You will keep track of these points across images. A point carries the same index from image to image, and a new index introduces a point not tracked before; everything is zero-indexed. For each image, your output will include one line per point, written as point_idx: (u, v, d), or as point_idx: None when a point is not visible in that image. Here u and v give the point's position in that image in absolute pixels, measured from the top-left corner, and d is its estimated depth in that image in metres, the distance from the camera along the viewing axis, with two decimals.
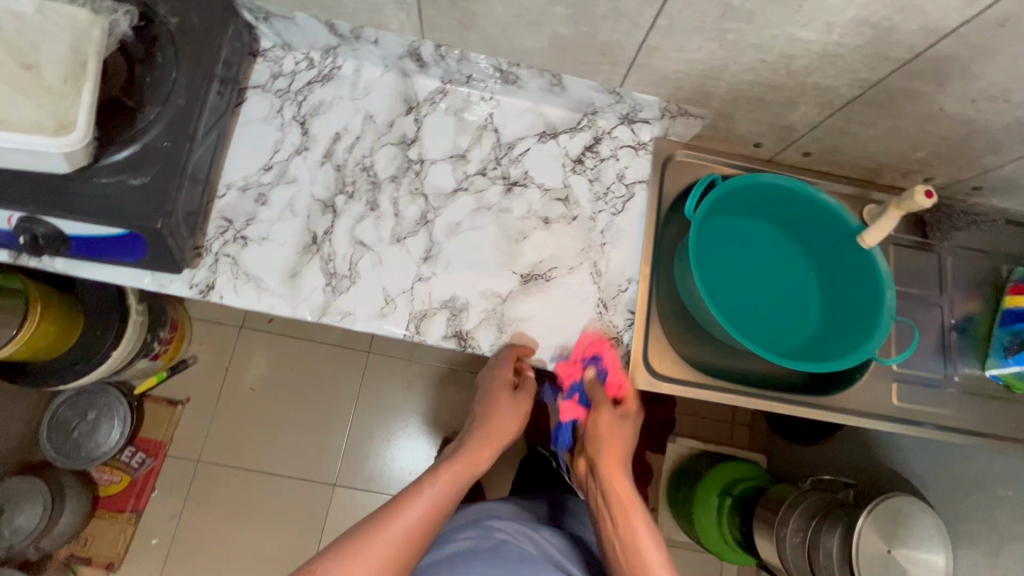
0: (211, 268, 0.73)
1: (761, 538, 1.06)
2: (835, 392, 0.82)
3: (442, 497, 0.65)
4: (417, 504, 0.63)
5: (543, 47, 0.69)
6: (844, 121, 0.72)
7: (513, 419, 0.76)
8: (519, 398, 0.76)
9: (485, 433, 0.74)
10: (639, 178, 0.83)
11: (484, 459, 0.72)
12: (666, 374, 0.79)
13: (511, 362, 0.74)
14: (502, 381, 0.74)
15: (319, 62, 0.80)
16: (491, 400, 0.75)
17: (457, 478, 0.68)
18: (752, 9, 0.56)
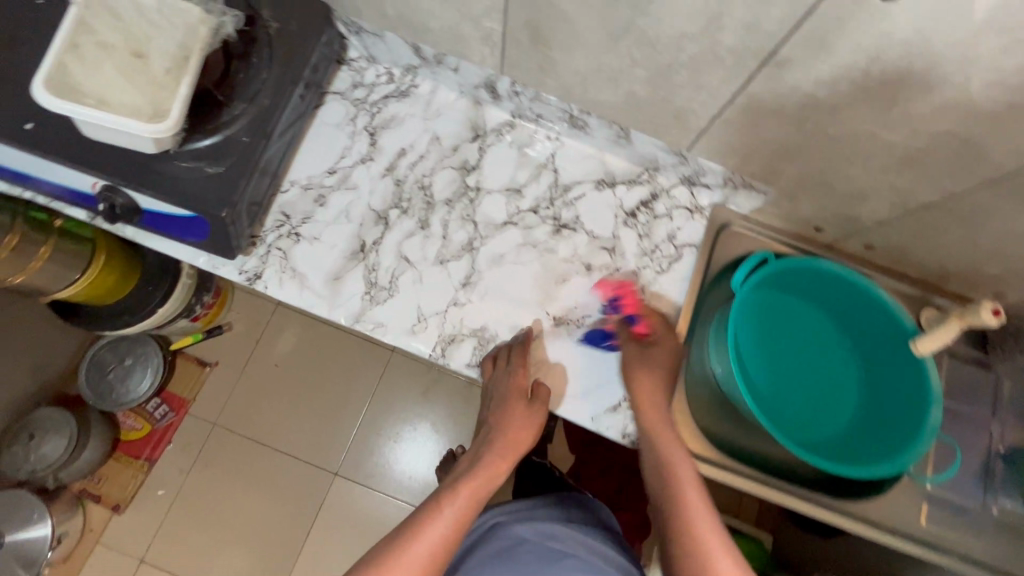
0: (261, 258, 0.76)
1: None
2: (861, 498, 0.78)
3: (463, 517, 0.65)
4: (435, 524, 0.63)
5: (616, 101, 0.69)
6: (915, 225, 0.69)
7: (525, 429, 0.74)
8: (533, 407, 0.74)
9: (501, 446, 0.73)
10: (691, 241, 0.82)
11: (502, 469, 0.72)
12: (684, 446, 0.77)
13: (520, 370, 0.74)
14: (514, 391, 0.73)
15: (398, 78, 0.83)
16: (505, 415, 0.74)
17: (474, 495, 0.68)
18: (836, 104, 0.54)
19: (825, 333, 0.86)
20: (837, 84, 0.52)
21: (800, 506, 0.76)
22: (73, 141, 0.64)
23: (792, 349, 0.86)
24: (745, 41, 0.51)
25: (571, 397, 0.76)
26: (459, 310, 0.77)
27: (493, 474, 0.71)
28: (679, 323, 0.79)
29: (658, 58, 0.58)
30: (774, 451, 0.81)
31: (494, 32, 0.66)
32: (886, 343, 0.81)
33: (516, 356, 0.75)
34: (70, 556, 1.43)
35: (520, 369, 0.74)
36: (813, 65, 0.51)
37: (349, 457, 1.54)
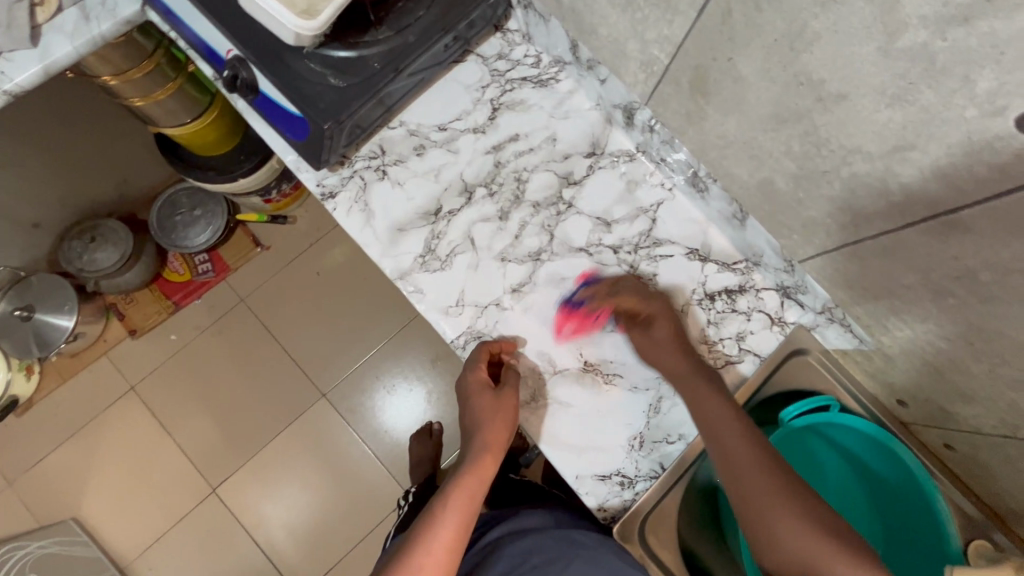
0: (342, 179, 0.77)
1: None
2: None
3: (459, 528, 0.66)
4: (428, 546, 0.64)
5: (750, 182, 0.63)
6: (1017, 454, 0.59)
7: (500, 420, 0.71)
8: (502, 396, 0.71)
9: (481, 440, 0.72)
10: (757, 349, 0.75)
11: (488, 465, 0.72)
12: (654, 547, 0.71)
13: (480, 360, 0.71)
14: (477, 384, 0.71)
15: (543, 66, 0.80)
16: (480, 412, 0.71)
17: (464, 511, 0.67)
18: (993, 293, 0.46)
19: (853, 511, 0.78)
20: (1007, 276, 0.44)
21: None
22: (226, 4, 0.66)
23: None
24: (926, 184, 0.44)
25: (564, 444, 0.72)
26: (498, 312, 0.75)
27: (482, 474, 0.71)
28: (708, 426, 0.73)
29: (817, 160, 0.52)
30: None
31: (658, 62, 0.62)
32: (913, 551, 0.73)
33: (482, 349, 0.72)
34: (78, 355, 1.53)
35: (478, 360, 0.71)
36: (990, 242, 0.43)
37: (341, 386, 1.56)
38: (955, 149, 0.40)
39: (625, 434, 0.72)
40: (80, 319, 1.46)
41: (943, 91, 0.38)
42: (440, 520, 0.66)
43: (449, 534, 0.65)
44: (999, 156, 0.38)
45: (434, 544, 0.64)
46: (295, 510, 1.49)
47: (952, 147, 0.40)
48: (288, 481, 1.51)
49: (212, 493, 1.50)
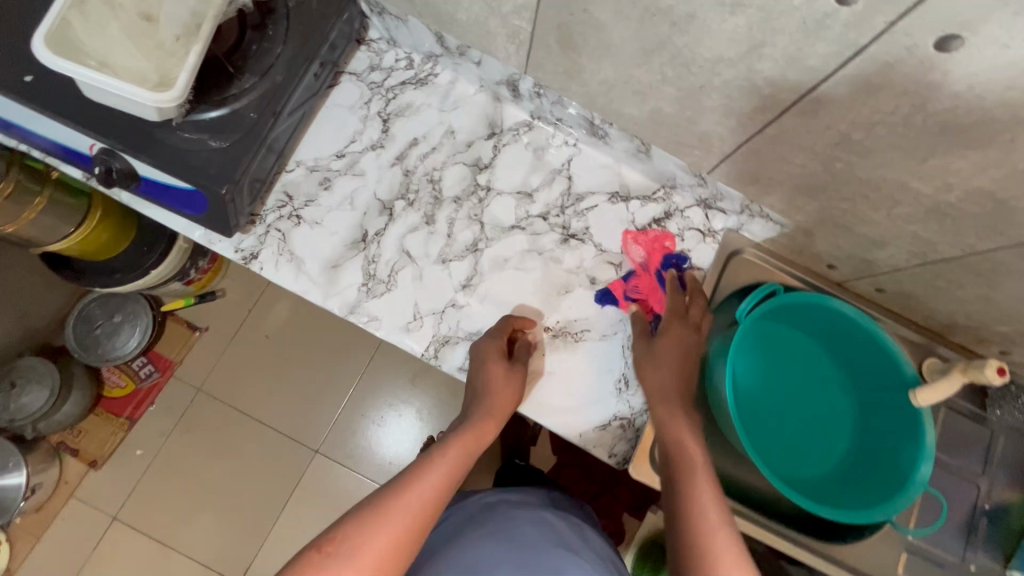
0: (260, 238, 0.74)
1: None
2: (840, 542, 0.78)
3: (451, 475, 0.59)
4: (420, 486, 0.57)
5: (641, 116, 0.67)
6: (930, 275, 0.67)
7: (509, 387, 0.69)
8: (514, 371, 0.70)
9: (488, 404, 0.67)
10: (699, 264, 0.80)
11: (492, 430, 0.66)
12: None
13: (499, 334, 0.72)
14: (491, 353, 0.70)
15: (417, 65, 0.80)
16: (489, 378, 0.69)
17: (464, 451, 0.62)
18: (870, 147, 0.52)
19: (815, 361, 0.85)
20: (874, 129, 0.50)
21: (776, 542, 0.76)
22: (71, 100, 0.62)
23: (785, 378, 0.85)
24: (786, 73, 0.49)
25: (561, 409, 0.75)
26: (457, 312, 0.76)
27: (484, 431, 0.65)
28: None
29: (690, 79, 0.56)
30: (759, 484, 0.80)
31: (522, 30, 0.64)
32: (883, 390, 0.80)
33: (497, 326, 0.74)
34: (43, 507, 1.42)
35: (498, 334, 0.72)
36: (853, 105, 0.48)
37: (331, 438, 1.53)
38: (797, 35, 0.45)
39: (611, 380, 0.76)
40: (31, 470, 1.35)
41: None
42: (434, 462, 0.59)
43: (446, 473, 0.58)
44: (834, 29, 0.42)
45: (427, 484, 0.57)
46: None
47: (794, 34, 0.45)
48: None
49: None
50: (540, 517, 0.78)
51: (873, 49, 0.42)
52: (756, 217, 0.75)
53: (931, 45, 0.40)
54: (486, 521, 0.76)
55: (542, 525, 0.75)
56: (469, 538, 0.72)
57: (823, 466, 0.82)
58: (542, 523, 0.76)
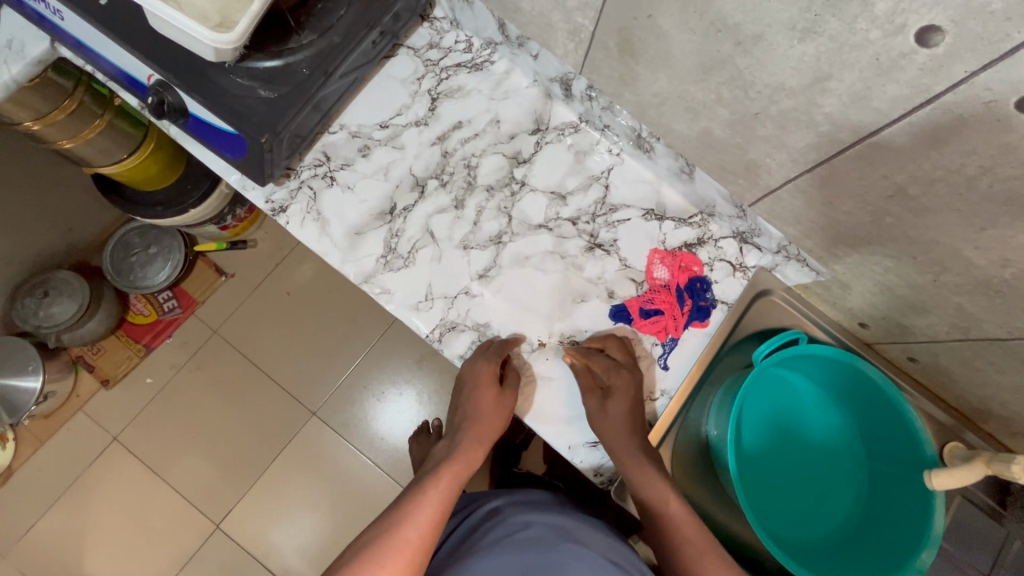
0: (291, 192, 0.75)
1: None
2: None
3: (441, 511, 0.62)
4: (415, 520, 0.59)
5: (691, 136, 0.65)
6: (969, 354, 0.63)
7: (497, 415, 0.71)
8: (505, 396, 0.71)
9: (474, 432, 0.72)
10: (724, 298, 0.77)
11: (477, 457, 0.71)
12: None
13: (497, 356, 0.71)
14: (485, 375, 0.70)
15: (475, 50, 0.80)
16: (479, 403, 0.71)
17: (449, 482, 0.66)
18: (925, 205, 0.49)
19: (828, 419, 0.81)
20: (933, 185, 0.46)
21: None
22: (138, 28, 0.64)
23: (793, 432, 0.81)
24: (848, 112, 0.46)
25: (557, 418, 0.73)
26: (469, 301, 0.75)
27: (468, 460, 0.70)
28: (684, 382, 0.74)
29: (746, 104, 0.54)
30: (746, 535, 0.76)
31: (583, 29, 0.63)
32: (896, 465, 0.75)
33: (496, 346, 0.72)
34: (53, 414, 1.48)
35: (495, 355, 0.71)
36: (915, 157, 0.45)
37: (330, 405, 1.55)
38: (867, 72, 0.42)
39: None
40: (47, 378, 1.40)
41: (846, 18, 0.40)
42: (425, 500, 0.62)
43: (437, 506, 0.62)
44: (908, 73, 0.40)
45: (420, 519, 0.59)
46: (301, 532, 1.47)
47: (864, 71, 0.42)
48: (289, 504, 1.49)
49: (216, 529, 1.47)
50: (553, 519, 0.75)
51: (948, 98, 0.40)
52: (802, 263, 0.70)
53: (1011, 104, 0.37)
54: (498, 528, 0.75)
55: (557, 527, 0.74)
56: (484, 546, 0.72)
57: (817, 534, 0.77)
58: (557, 525, 0.74)
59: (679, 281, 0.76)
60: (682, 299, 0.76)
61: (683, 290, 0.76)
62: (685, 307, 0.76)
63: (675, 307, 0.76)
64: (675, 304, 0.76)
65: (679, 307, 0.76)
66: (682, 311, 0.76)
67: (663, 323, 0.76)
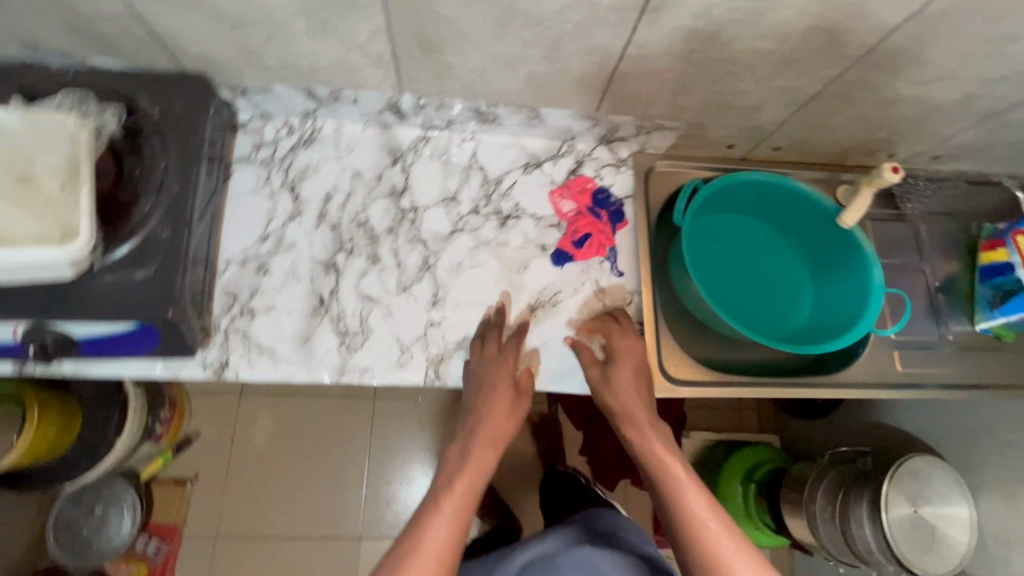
0: (222, 346, 0.73)
1: (791, 517, 1.24)
2: (842, 367, 0.86)
3: (459, 523, 0.62)
4: (432, 541, 0.59)
5: (521, 86, 0.72)
6: (808, 117, 0.76)
7: (508, 418, 0.72)
8: (520, 396, 0.74)
9: (488, 438, 0.70)
10: (624, 193, 0.86)
11: (492, 461, 0.70)
12: (683, 378, 0.81)
13: (511, 358, 0.75)
14: (501, 376, 0.73)
15: (298, 126, 0.82)
16: (486, 408, 0.72)
17: (467, 492, 0.65)
18: (715, 30, 0.59)
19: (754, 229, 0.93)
20: (711, 13, 0.57)
21: (799, 392, 0.81)
22: None
23: (739, 255, 0.92)
24: None
25: (572, 369, 0.79)
26: (438, 328, 0.78)
27: (485, 467, 0.69)
28: (643, 273, 0.83)
29: (548, 33, 0.61)
30: (760, 352, 0.87)
31: (385, 53, 0.67)
32: (818, 228, 0.89)
33: (498, 346, 0.76)
34: None
35: (507, 355, 0.75)
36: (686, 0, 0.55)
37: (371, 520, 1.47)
38: None
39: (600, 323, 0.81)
40: None
41: None
42: (437, 516, 0.62)
43: (455, 517, 0.62)
44: None
45: (434, 540, 0.60)
46: None
47: None
48: None
49: None
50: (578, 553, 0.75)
51: None
52: (664, 129, 0.81)
53: None
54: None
55: (583, 558, 0.74)
56: None
57: (797, 317, 0.90)
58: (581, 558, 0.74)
59: (586, 202, 0.85)
60: (597, 214, 0.85)
61: (592, 206, 0.85)
62: (603, 218, 0.85)
63: (596, 223, 0.84)
64: (594, 220, 0.84)
65: (600, 221, 0.84)
66: (603, 222, 0.84)
67: (597, 240, 0.84)
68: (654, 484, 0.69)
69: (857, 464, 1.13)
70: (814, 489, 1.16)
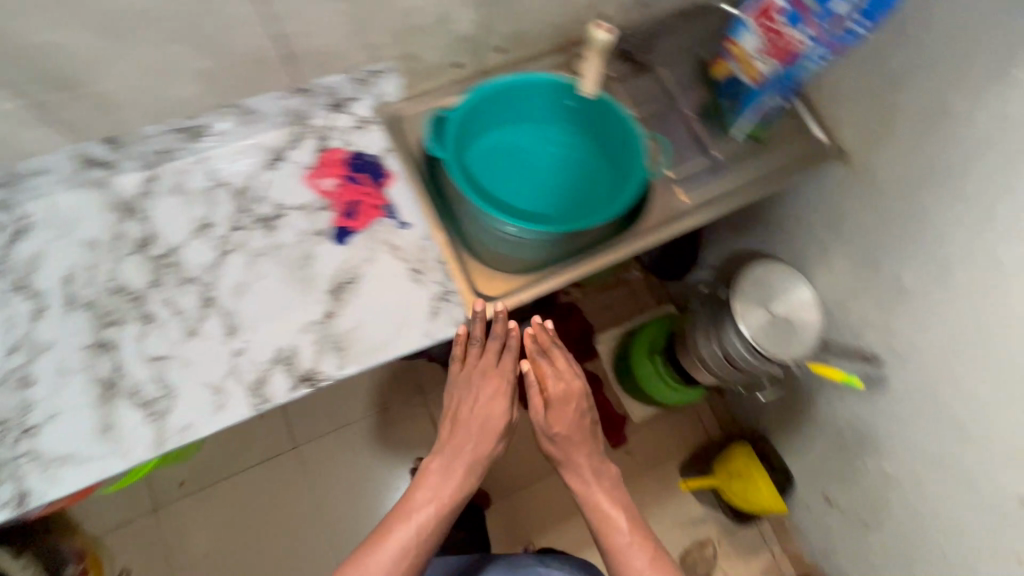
0: (13, 478, 0.66)
1: (696, 370, 1.33)
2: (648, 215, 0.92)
3: (427, 530, 0.74)
4: (391, 549, 0.71)
5: (194, 84, 0.70)
6: (494, 10, 0.78)
7: (490, 433, 0.81)
8: (509, 402, 0.83)
9: (476, 447, 0.81)
10: (379, 149, 0.85)
11: (471, 476, 0.80)
12: (515, 293, 0.84)
13: (491, 361, 0.82)
14: (487, 389, 0.82)
15: (6, 222, 0.75)
16: (469, 410, 0.82)
17: (441, 499, 0.76)
18: None
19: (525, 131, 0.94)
20: None
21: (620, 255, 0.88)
22: None
23: (523, 163, 0.95)
24: None
25: (392, 332, 0.79)
26: (245, 355, 0.74)
27: (470, 474, 0.80)
28: (427, 216, 0.84)
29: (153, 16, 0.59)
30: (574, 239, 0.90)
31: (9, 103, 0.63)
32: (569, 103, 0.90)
33: (463, 341, 0.82)
34: None
35: (488, 364, 0.82)
36: None
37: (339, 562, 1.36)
38: None
39: (405, 279, 0.82)
40: None
41: None
42: (408, 523, 0.74)
43: (424, 522, 0.74)
44: None
45: (404, 543, 0.72)
46: None
47: None
48: None
49: None
50: None
51: None
52: (383, 72, 0.82)
53: None
54: None
55: None
56: None
57: (603, 196, 0.93)
58: None
59: (339, 172, 0.83)
60: (354, 179, 0.83)
61: (347, 173, 0.83)
62: (363, 180, 0.83)
63: (356, 187, 0.83)
64: (353, 186, 0.83)
65: (361, 185, 0.83)
66: (364, 184, 0.83)
67: (365, 203, 0.83)
68: (589, 506, 0.83)
69: (715, 297, 1.25)
70: (693, 335, 1.27)
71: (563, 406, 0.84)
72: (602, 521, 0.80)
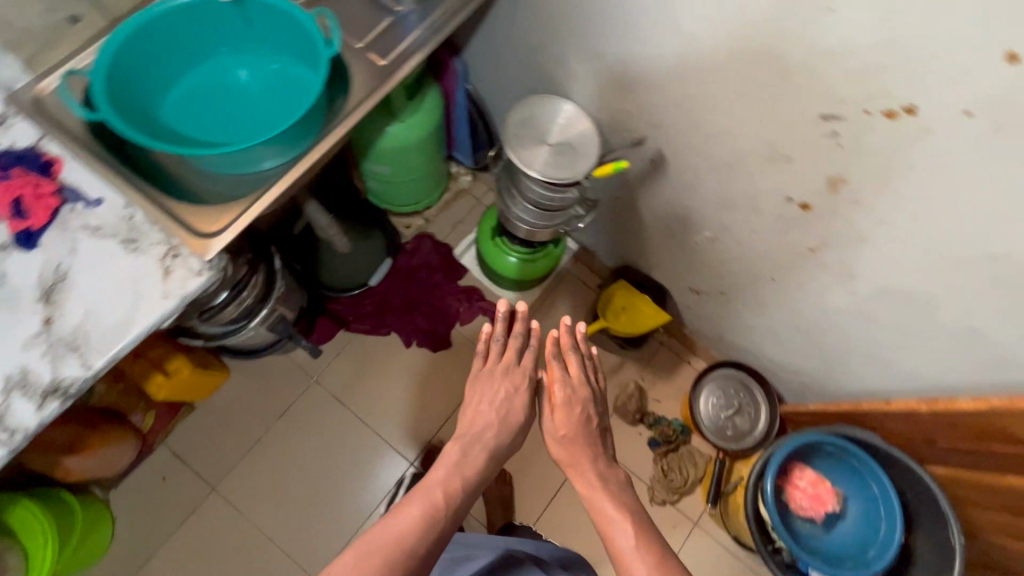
0: None
1: (540, 233, 1.33)
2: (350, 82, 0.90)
3: (422, 514, 0.76)
4: (394, 523, 0.74)
5: None
6: None
7: (496, 426, 0.91)
8: (511, 380, 0.96)
9: (478, 427, 0.90)
10: (30, 138, 0.81)
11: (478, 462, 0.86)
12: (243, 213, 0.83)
13: (516, 370, 0.97)
14: (485, 369, 0.97)
15: None
16: (490, 415, 0.92)
17: (436, 484, 0.80)
18: None
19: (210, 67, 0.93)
20: None
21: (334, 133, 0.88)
22: None
23: (220, 95, 0.92)
24: None
25: (124, 311, 0.74)
26: None
27: (472, 461, 0.86)
28: (115, 183, 0.80)
29: None
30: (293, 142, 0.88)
31: None
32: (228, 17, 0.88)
33: (499, 366, 0.97)
34: None
35: (494, 357, 0.99)
36: None
37: None
38: None
39: (121, 254, 0.76)
40: None
41: None
42: (407, 508, 0.76)
43: (422, 508, 0.76)
44: None
45: (401, 521, 0.74)
46: None
47: None
48: None
49: None
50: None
51: None
52: None
53: None
54: None
55: None
56: None
57: (303, 76, 0.92)
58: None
59: None
60: (9, 178, 0.77)
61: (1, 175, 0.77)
62: (23, 175, 0.78)
63: (14, 185, 0.77)
64: (11, 184, 0.77)
65: (21, 181, 0.77)
66: (25, 179, 0.77)
67: (33, 196, 0.77)
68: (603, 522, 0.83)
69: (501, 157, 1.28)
70: (508, 204, 1.29)
71: (566, 405, 0.94)
72: (605, 519, 0.83)
